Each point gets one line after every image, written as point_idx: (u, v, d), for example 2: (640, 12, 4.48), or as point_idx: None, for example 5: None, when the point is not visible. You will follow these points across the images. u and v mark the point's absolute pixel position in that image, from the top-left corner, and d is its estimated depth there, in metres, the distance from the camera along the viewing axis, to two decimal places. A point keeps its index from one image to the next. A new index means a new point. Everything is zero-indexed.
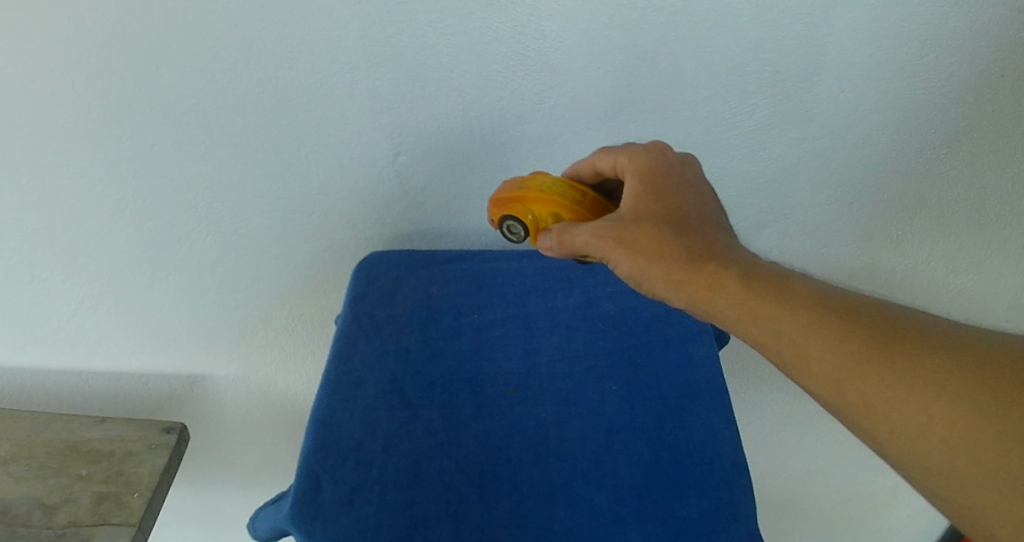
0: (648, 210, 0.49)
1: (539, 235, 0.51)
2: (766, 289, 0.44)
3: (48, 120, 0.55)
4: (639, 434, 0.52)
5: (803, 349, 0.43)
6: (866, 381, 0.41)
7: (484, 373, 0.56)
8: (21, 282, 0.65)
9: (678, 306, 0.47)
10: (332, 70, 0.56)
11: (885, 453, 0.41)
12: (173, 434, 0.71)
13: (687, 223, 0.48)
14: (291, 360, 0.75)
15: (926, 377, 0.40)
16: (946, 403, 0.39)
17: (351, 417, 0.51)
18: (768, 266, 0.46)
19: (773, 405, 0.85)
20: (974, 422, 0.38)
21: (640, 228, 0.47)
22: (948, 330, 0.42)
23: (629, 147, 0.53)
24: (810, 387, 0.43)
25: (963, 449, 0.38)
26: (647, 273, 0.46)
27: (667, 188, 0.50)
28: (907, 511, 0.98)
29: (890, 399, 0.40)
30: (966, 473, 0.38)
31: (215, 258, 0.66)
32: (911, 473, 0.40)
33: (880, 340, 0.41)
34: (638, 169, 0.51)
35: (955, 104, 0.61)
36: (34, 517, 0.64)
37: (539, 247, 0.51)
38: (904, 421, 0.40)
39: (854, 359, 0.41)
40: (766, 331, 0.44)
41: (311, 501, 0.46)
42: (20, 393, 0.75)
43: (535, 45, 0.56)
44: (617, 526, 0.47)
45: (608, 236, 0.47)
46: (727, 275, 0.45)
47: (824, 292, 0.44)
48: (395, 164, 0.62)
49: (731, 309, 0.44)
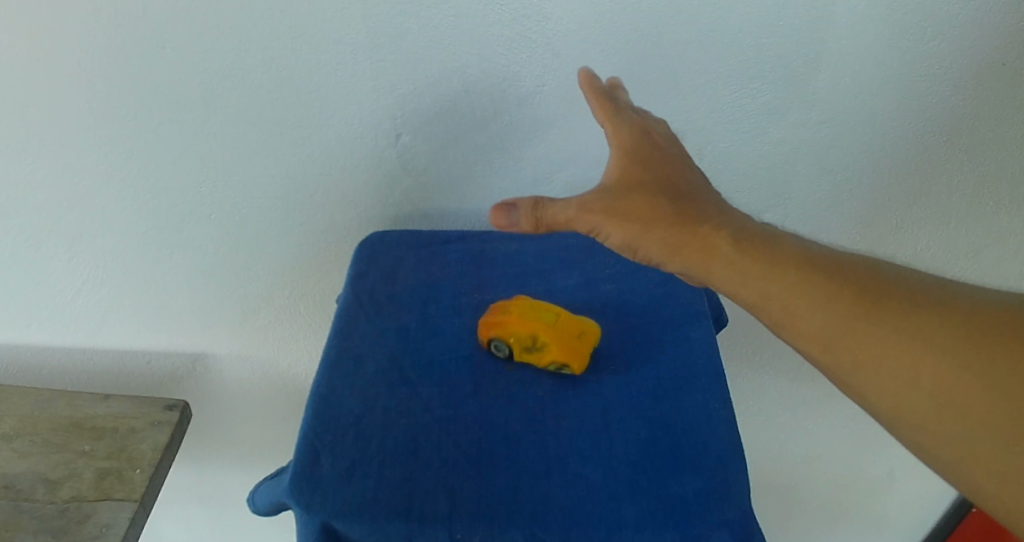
0: (636, 178, 0.48)
1: (500, 208, 0.46)
2: (756, 251, 0.44)
3: (53, 97, 0.56)
4: (636, 413, 0.52)
5: (793, 311, 0.42)
6: (856, 339, 0.41)
7: (483, 351, 0.57)
8: (26, 260, 0.66)
9: (672, 270, 0.46)
10: (337, 50, 0.56)
11: (874, 411, 0.42)
12: (176, 411, 0.71)
13: (677, 189, 0.47)
14: (293, 340, 0.76)
15: (916, 334, 0.40)
16: (936, 360, 0.39)
17: (352, 393, 0.52)
18: (757, 227, 0.46)
19: (770, 390, 0.86)
20: (964, 377, 0.38)
21: (630, 198, 0.46)
22: (934, 285, 0.42)
23: (617, 114, 0.51)
24: (800, 347, 0.43)
25: (955, 406, 0.38)
26: (639, 241, 0.45)
27: (654, 159, 0.49)
28: (902, 497, 0.98)
29: (879, 356, 0.40)
30: (959, 429, 0.38)
31: (218, 238, 0.67)
32: (905, 432, 0.41)
33: (869, 297, 0.42)
34: (627, 136, 0.50)
35: (956, 90, 0.61)
36: (38, 491, 0.65)
37: (495, 224, 0.46)
38: (896, 379, 0.40)
39: (845, 318, 0.41)
40: (757, 294, 0.43)
41: (311, 474, 0.47)
42: (24, 370, 0.76)
43: (537, 29, 0.57)
44: (612, 502, 0.47)
45: (596, 205, 0.46)
46: (718, 238, 0.44)
47: (812, 251, 0.44)
48: (397, 146, 0.62)
49: (724, 274, 0.44)
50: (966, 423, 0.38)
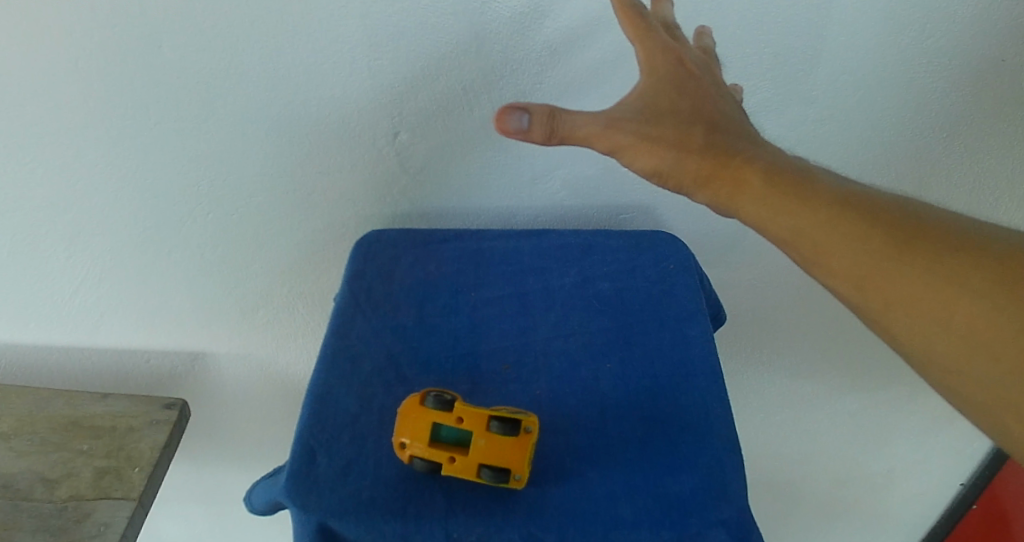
0: (670, 103, 0.45)
1: (508, 109, 0.41)
2: (788, 184, 0.44)
3: (49, 95, 0.56)
4: (633, 412, 0.52)
5: (824, 246, 0.43)
6: (887, 277, 0.42)
7: (480, 350, 0.57)
8: (24, 259, 0.66)
9: (701, 202, 0.45)
10: (333, 48, 0.56)
11: (898, 346, 0.43)
12: (174, 410, 0.71)
13: (711, 119, 0.46)
14: (292, 338, 0.76)
15: (947, 274, 0.41)
16: (967, 300, 0.40)
17: (349, 392, 0.52)
18: (790, 161, 0.46)
19: (770, 387, 0.86)
20: (994, 317, 0.39)
21: (666, 124, 0.44)
22: (966, 228, 0.43)
23: (650, 33, 0.48)
24: (827, 282, 0.44)
25: (983, 345, 0.40)
26: (672, 169, 0.44)
27: (688, 84, 0.47)
28: (903, 494, 0.98)
29: (911, 294, 0.41)
30: (986, 368, 0.39)
31: (216, 236, 0.66)
32: (928, 369, 0.42)
33: (901, 237, 0.42)
34: (659, 59, 0.47)
35: (955, 86, 0.61)
36: (36, 490, 0.65)
37: (500, 129, 0.41)
38: (925, 316, 0.41)
39: (876, 257, 0.42)
40: (790, 229, 0.43)
41: (307, 474, 0.47)
42: (23, 369, 0.75)
43: (536, 25, 0.56)
44: (610, 501, 0.47)
45: (623, 129, 0.43)
46: (751, 171, 0.44)
47: (845, 189, 0.44)
48: (395, 143, 0.62)
49: (757, 206, 0.44)
50: (993, 362, 0.39)
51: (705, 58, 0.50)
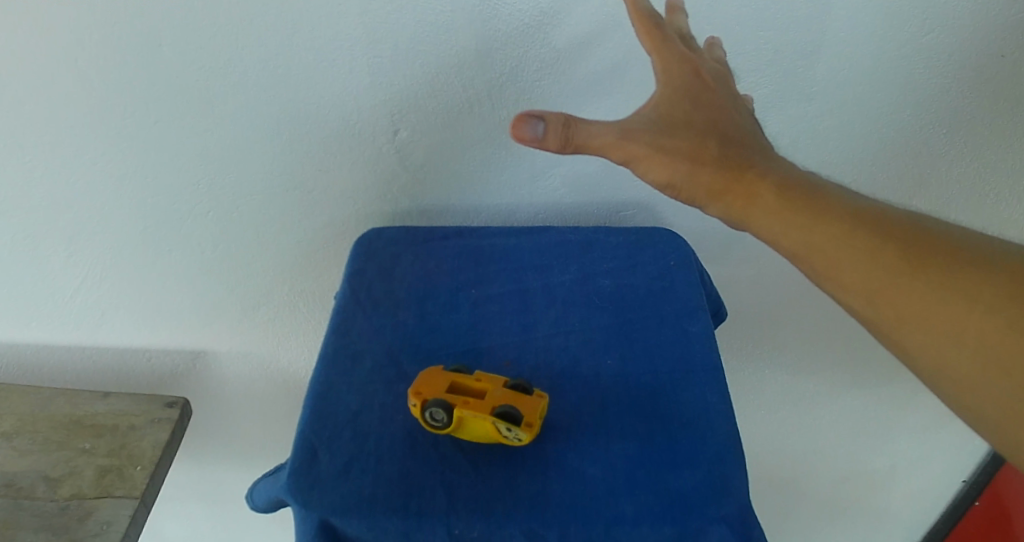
0: (686, 116, 0.46)
1: (523, 118, 0.40)
2: (801, 199, 0.44)
3: (49, 94, 0.56)
4: (634, 409, 0.52)
5: (835, 260, 0.43)
6: (899, 292, 0.41)
7: (480, 347, 0.57)
8: (25, 258, 0.66)
9: (713, 215, 0.45)
10: (333, 46, 0.56)
11: (910, 364, 0.42)
12: (175, 408, 0.71)
13: (726, 133, 0.46)
14: (292, 336, 0.76)
15: (959, 289, 0.40)
16: (979, 315, 0.39)
17: (350, 389, 0.52)
18: (803, 177, 0.46)
19: (770, 383, 0.86)
20: (1007, 333, 0.39)
21: (680, 135, 0.44)
22: (980, 244, 0.42)
23: (667, 43, 0.48)
24: (838, 297, 0.44)
25: (996, 361, 0.38)
26: (685, 181, 0.44)
27: (704, 97, 0.47)
28: (905, 490, 0.98)
29: (923, 309, 0.41)
30: (999, 385, 0.38)
31: (216, 235, 0.67)
32: (941, 386, 0.41)
33: (913, 253, 0.42)
34: (676, 71, 0.47)
35: (957, 81, 0.61)
36: (38, 489, 0.65)
37: (514, 136, 0.40)
38: (937, 331, 0.40)
39: (887, 271, 0.42)
40: (801, 243, 0.43)
41: (308, 471, 0.47)
42: (25, 368, 0.76)
43: (536, 23, 0.56)
44: (610, 498, 0.47)
45: (637, 140, 0.43)
46: (763, 185, 0.44)
47: (858, 205, 0.45)
48: (395, 141, 0.62)
49: (769, 219, 0.44)
50: (1008, 380, 0.38)
51: (722, 69, 0.50)
